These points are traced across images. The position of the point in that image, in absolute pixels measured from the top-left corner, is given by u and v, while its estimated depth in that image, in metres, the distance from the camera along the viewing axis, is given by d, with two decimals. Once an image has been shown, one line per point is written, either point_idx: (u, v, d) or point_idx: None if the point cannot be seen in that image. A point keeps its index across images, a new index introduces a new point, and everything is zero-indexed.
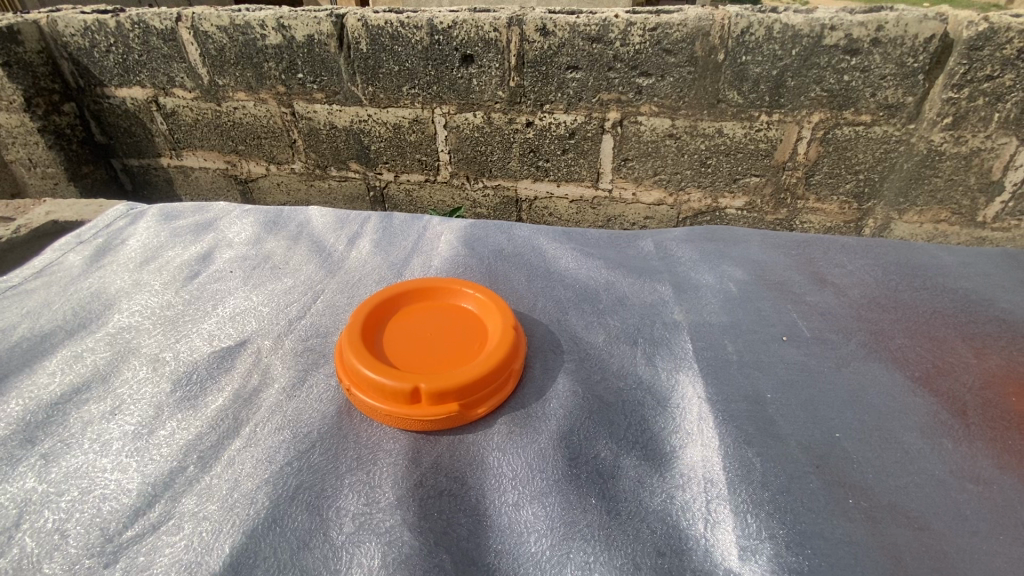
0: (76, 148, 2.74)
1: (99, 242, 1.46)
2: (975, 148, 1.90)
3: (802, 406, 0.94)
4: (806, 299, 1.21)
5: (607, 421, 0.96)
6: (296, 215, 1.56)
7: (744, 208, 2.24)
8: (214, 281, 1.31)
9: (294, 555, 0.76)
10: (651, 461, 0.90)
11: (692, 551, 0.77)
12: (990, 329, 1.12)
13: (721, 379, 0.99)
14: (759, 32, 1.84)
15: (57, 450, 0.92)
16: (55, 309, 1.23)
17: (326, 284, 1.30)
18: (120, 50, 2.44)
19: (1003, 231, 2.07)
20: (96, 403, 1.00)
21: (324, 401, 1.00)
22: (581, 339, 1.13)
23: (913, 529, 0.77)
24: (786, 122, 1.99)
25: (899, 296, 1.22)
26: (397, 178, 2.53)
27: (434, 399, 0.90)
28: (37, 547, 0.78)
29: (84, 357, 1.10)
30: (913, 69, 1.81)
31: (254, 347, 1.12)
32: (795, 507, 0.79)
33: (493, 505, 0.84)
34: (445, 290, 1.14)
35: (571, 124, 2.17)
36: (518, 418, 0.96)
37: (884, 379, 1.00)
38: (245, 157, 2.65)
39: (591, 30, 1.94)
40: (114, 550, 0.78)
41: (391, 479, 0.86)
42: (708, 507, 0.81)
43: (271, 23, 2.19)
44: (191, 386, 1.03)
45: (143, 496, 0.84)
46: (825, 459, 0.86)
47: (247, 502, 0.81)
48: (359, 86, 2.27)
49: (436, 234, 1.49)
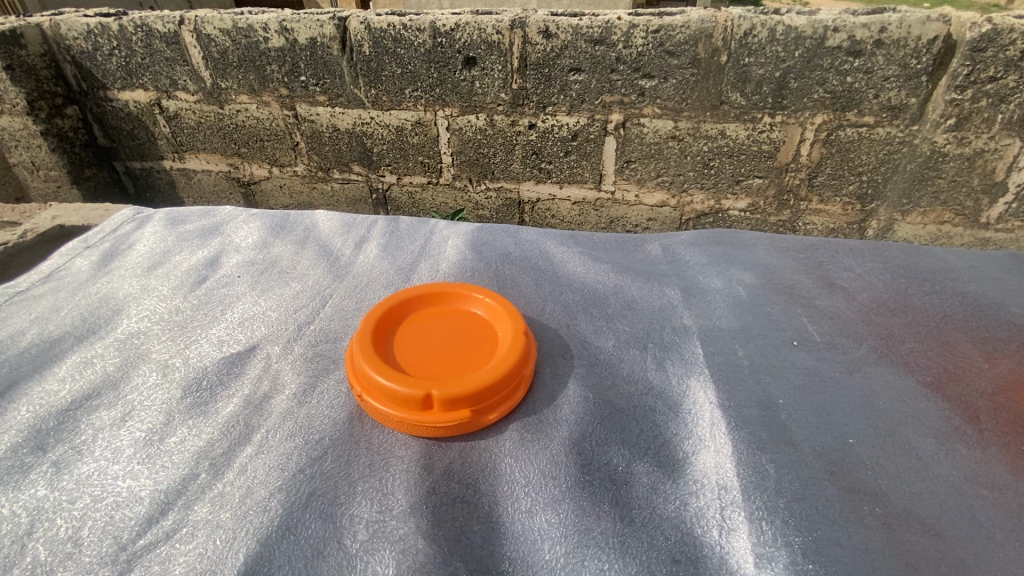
0: (80, 151, 2.74)
1: (106, 246, 1.46)
2: (978, 148, 1.90)
3: (815, 412, 0.94)
4: (816, 303, 1.21)
5: (619, 427, 0.95)
6: (302, 219, 1.56)
7: (747, 209, 2.24)
8: (222, 286, 1.31)
9: (309, 563, 0.76)
10: (664, 467, 0.89)
11: (707, 558, 0.77)
12: (1000, 333, 1.12)
13: (733, 385, 0.99)
14: (763, 33, 1.84)
15: (68, 458, 0.91)
16: (64, 314, 1.23)
17: (333, 288, 1.30)
18: (123, 53, 2.44)
19: (1006, 232, 2.07)
20: (107, 409, 1.00)
21: (335, 407, 1.00)
22: (590, 344, 1.13)
23: (928, 535, 0.76)
24: (789, 124, 1.99)
25: (908, 300, 1.22)
26: (399, 180, 2.52)
27: (446, 405, 0.90)
28: (50, 555, 0.78)
29: (94, 362, 1.10)
30: (916, 70, 1.81)
31: (263, 353, 1.11)
32: (810, 514, 0.79)
33: (506, 512, 0.83)
34: (455, 295, 1.13)
35: (573, 126, 2.17)
36: (529, 424, 0.96)
37: (895, 384, 1.00)
38: (248, 160, 2.65)
39: (594, 32, 1.94)
40: (128, 558, 0.77)
41: (403, 486, 0.86)
42: (722, 513, 0.81)
43: (273, 26, 2.19)
44: (201, 393, 1.02)
45: (156, 503, 0.84)
46: (840, 465, 0.85)
47: (260, 510, 0.81)
48: (361, 88, 2.27)
49: (443, 238, 1.49)
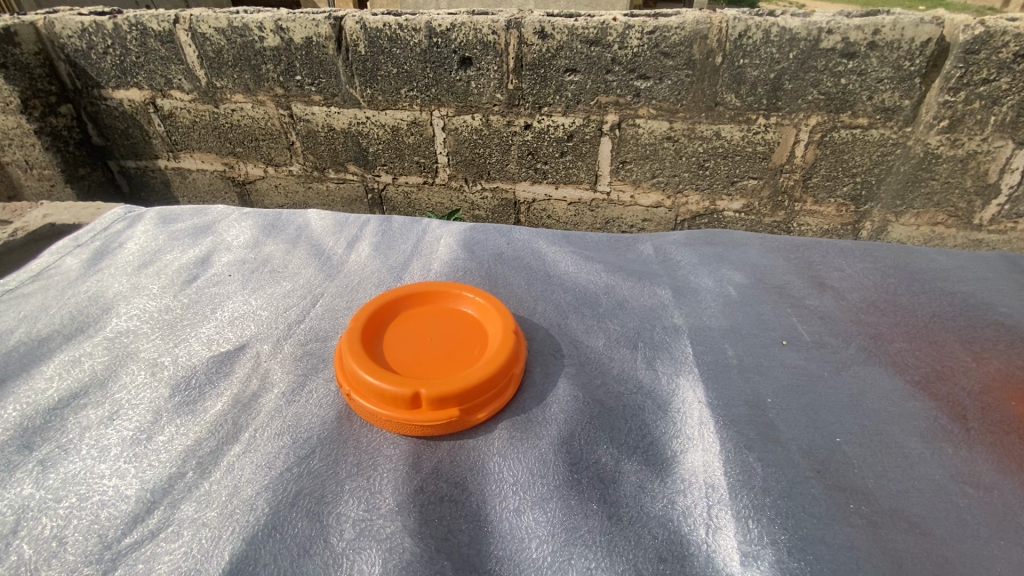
0: (73, 149, 2.73)
1: (97, 245, 1.46)
2: (971, 150, 1.91)
3: (803, 410, 0.94)
4: (806, 302, 1.21)
5: (608, 426, 0.95)
6: (295, 218, 1.56)
7: (742, 210, 2.24)
8: (213, 285, 1.30)
9: (295, 561, 0.76)
10: (653, 466, 0.89)
11: (694, 557, 0.77)
12: (989, 333, 1.12)
13: (721, 384, 0.99)
14: (757, 35, 1.85)
15: (55, 456, 0.91)
16: (53, 313, 1.22)
17: (325, 287, 1.30)
18: (117, 52, 2.43)
19: (999, 234, 2.08)
20: (94, 407, 1.00)
21: (323, 407, 0.99)
22: (581, 342, 1.13)
23: (913, 534, 0.77)
24: (784, 125, 2.00)
25: (898, 300, 1.23)
26: (395, 180, 2.52)
27: (435, 404, 0.90)
28: (35, 554, 0.78)
29: (82, 361, 1.09)
30: (909, 72, 1.82)
31: (253, 352, 1.11)
32: (797, 512, 0.79)
33: (493, 512, 0.83)
34: (445, 294, 1.13)
35: (569, 127, 2.17)
36: (518, 422, 0.96)
37: (883, 383, 1.00)
38: (243, 159, 2.64)
39: (590, 33, 1.94)
40: (113, 557, 0.77)
41: (391, 484, 0.86)
42: (710, 512, 0.81)
43: (269, 26, 2.19)
44: (189, 391, 1.02)
45: (142, 502, 0.84)
46: (827, 464, 0.86)
47: (247, 509, 0.81)
48: (357, 88, 2.26)
49: (435, 238, 1.49)
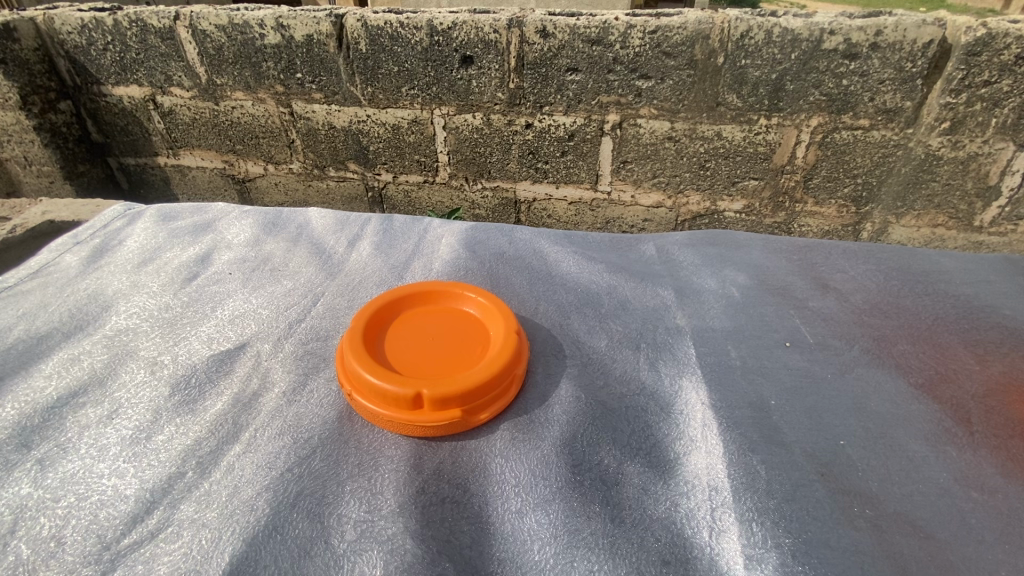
0: (73, 146, 2.71)
1: (96, 242, 1.45)
2: (972, 152, 1.91)
3: (806, 412, 0.94)
4: (809, 304, 1.21)
5: (610, 427, 0.95)
6: (295, 216, 1.55)
7: (742, 210, 2.24)
8: (213, 283, 1.29)
9: (296, 563, 0.75)
10: (656, 468, 0.89)
11: (697, 560, 0.76)
12: (993, 336, 1.12)
13: (724, 386, 0.99)
14: (759, 35, 1.84)
15: (53, 455, 0.90)
16: (52, 310, 1.22)
17: (326, 286, 1.29)
18: (117, 48, 2.42)
19: (999, 236, 2.07)
20: (93, 406, 0.99)
21: (325, 407, 0.99)
22: (583, 343, 1.13)
23: (918, 538, 0.76)
24: (785, 126, 1.99)
25: (901, 302, 1.22)
26: (395, 179, 2.51)
27: (437, 405, 0.89)
28: (34, 554, 0.77)
29: (81, 359, 1.09)
30: (911, 74, 1.82)
31: (253, 351, 1.10)
32: (801, 516, 0.78)
33: (495, 513, 0.83)
34: (447, 294, 1.12)
35: (571, 126, 2.17)
36: (520, 424, 0.95)
37: (887, 385, 1.00)
38: (243, 156, 2.64)
39: (591, 32, 1.94)
40: (111, 558, 0.76)
41: (393, 485, 0.85)
42: (714, 515, 0.80)
43: (270, 23, 2.18)
44: (189, 391, 1.01)
45: (141, 502, 0.83)
46: (831, 467, 0.85)
47: (248, 509, 0.81)
48: (358, 86, 2.26)
49: (437, 237, 1.48)
